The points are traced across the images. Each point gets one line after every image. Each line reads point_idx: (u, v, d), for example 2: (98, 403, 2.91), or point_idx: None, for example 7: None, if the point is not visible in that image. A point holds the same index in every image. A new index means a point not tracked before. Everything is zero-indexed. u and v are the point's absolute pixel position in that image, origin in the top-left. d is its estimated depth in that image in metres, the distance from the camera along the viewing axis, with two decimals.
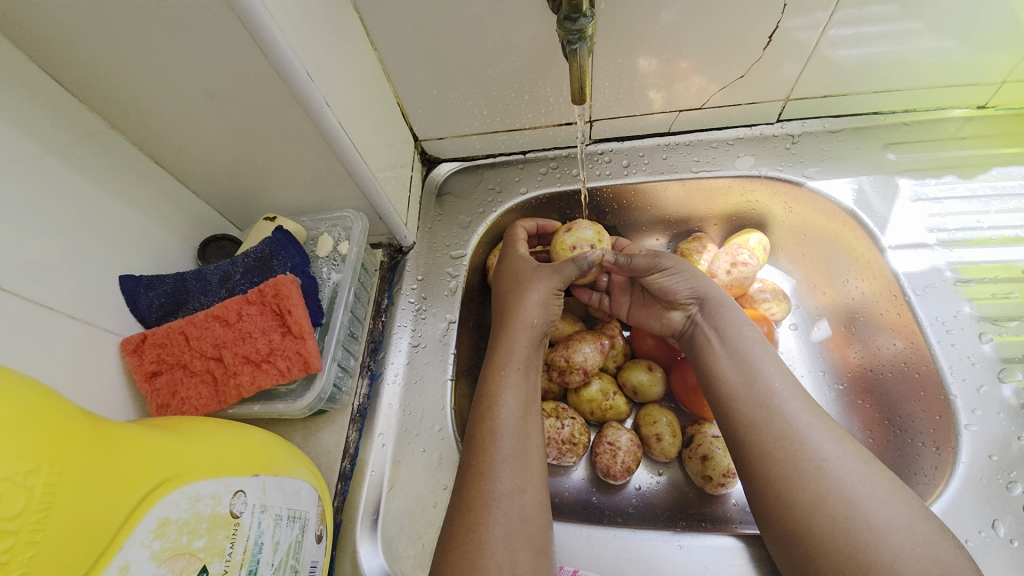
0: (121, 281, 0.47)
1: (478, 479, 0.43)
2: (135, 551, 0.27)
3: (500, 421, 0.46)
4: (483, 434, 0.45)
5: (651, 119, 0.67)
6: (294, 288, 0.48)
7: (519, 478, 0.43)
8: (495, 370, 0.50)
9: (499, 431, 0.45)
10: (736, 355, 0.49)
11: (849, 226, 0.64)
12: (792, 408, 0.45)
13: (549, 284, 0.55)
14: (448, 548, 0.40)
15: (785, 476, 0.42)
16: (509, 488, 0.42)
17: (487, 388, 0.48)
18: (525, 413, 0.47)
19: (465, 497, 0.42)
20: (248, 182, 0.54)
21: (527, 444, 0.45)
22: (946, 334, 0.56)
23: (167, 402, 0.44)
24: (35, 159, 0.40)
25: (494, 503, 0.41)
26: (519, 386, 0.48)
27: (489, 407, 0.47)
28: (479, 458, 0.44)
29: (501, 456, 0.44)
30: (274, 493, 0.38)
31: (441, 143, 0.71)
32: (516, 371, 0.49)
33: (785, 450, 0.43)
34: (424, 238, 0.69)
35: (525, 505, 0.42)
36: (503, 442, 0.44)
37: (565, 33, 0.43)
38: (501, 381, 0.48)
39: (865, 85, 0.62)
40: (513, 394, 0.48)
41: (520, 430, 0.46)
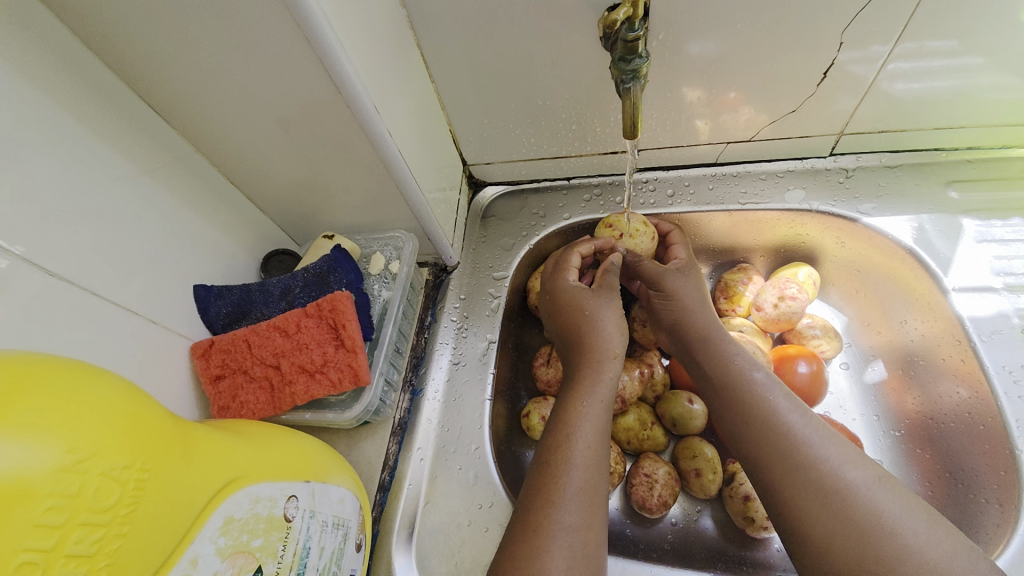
0: (195, 290, 0.51)
1: (546, 508, 0.42)
2: (204, 545, 0.30)
3: (575, 451, 0.46)
4: (557, 462, 0.45)
5: (698, 149, 0.68)
6: (349, 304, 0.50)
7: (587, 513, 0.43)
8: (572, 400, 0.50)
9: (573, 461, 0.45)
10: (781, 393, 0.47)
11: (908, 265, 0.61)
12: (829, 454, 0.42)
13: (615, 313, 0.56)
14: (507, 572, 0.40)
15: (818, 527, 0.39)
16: (575, 522, 0.42)
17: (564, 417, 0.49)
18: (599, 446, 0.47)
19: (530, 523, 0.42)
20: (311, 202, 0.58)
21: (598, 477, 0.45)
22: (1014, 385, 0.52)
23: (228, 405, 0.47)
24: (129, 178, 0.45)
25: (559, 534, 0.41)
26: (598, 418, 0.48)
27: (566, 435, 0.47)
28: (549, 486, 0.44)
29: (572, 488, 0.44)
30: (321, 499, 0.40)
31: (488, 168, 0.74)
32: (599, 403, 0.49)
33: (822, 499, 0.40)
34: (468, 258, 0.71)
35: (589, 542, 0.42)
36: (577, 473, 0.44)
37: (618, 74, 0.45)
38: (580, 411, 0.49)
39: (925, 121, 0.60)
40: (590, 426, 0.47)
41: (593, 463, 0.45)
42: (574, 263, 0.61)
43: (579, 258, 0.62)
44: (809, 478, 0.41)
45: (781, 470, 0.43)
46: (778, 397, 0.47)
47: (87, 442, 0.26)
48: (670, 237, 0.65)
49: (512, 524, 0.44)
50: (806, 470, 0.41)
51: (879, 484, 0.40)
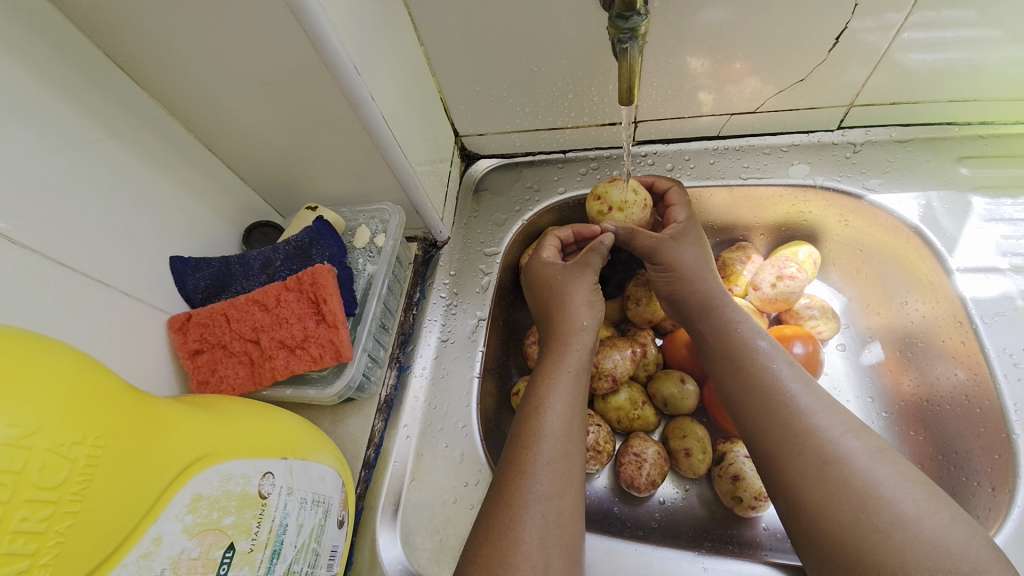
0: (172, 261, 0.49)
1: (519, 478, 0.42)
2: (168, 523, 0.29)
3: (546, 422, 0.45)
4: (527, 434, 0.45)
5: (700, 121, 0.65)
6: (330, 278, 0.48)
7: (559, 483, 0.42)
8: (544, 373, 0.49)
9: (543, 432, 0.44)
10: (789, 367, 0.46)
11: (912, 244, 0.59)
12: (837, 432, 0.41)
13: (588, 284, 0.55)
14: (481, 544, 0.40)
15: (815, 503, 0.38)
16: (547, 491, 0.41)
17: (535, 389, 0.48)
18: (571, 416, 0.46)
19: (503, 494, 0.42)
20: (293, 171, 0.56)
21: (570, 448, 0.44)
22: (1013, 367, 0.51)
23: (207, 380, 0.46)
24: (96, 144, 0.43)
25: (532, 503, 0.40)
26: (568, 389, 0.48)
27: (536, 408, 0.46)
28: (521, 457, 0.43)
29: (543, 457, 0.43)
30: (300, 476, 0.39)
31: (481, 139, 0.71)
32: (566, 374, 0.49)
33: (827, 478, 0.38)
34: (459, 233, 0.69)
35: (562, 511, 0.41)
36: (547, 443, 0.44)
37: (616, 32, 0.42)
38: (550, 383, 0.48)
39: (940, 93, 0.57)
40: (562, 398, 0.47)
41: (565, 434, 0.45)
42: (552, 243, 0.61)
43: (556, 241, 0.61)
44: (814, 446, 0.40)
45: (789, 448, 0.41)
46: (784, 372, 0.46)
47: (31, 417, 0.24)
48: (669, 197, 0.62)
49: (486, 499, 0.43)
50: (815, 444, 0.40)
51: (887, 464, 0.38)
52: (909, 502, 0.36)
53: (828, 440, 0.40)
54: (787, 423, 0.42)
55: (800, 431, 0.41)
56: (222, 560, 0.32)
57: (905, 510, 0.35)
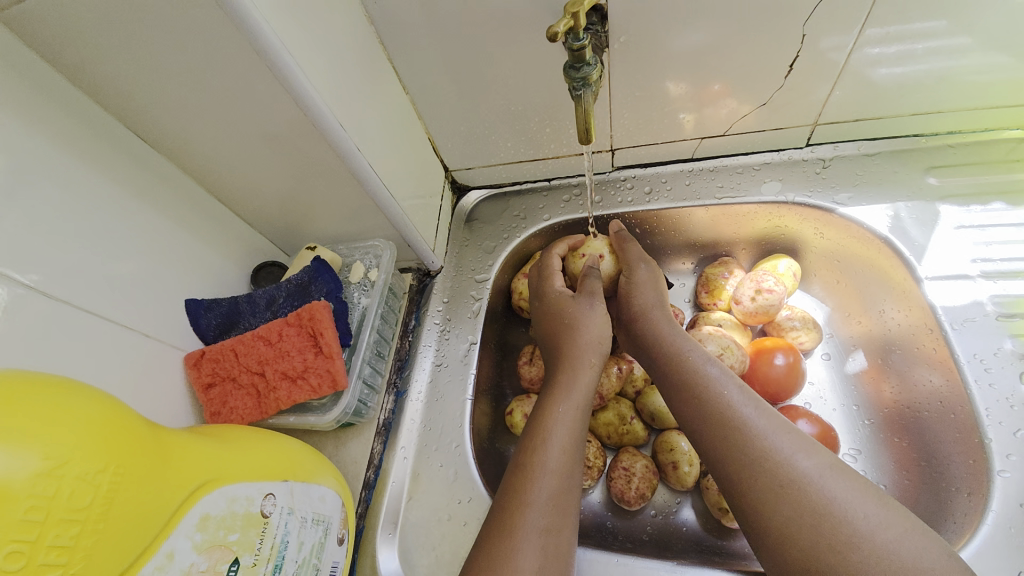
0: (186, 304, 0.54)
1: (519, 510, 0.44)
2: (179, 541, 0.33)
3: (549, 456, 0.48)
4: (531, 468, 0.47)
5: (674, 146, 0.69)
6: (326, 313, 0.53)
7: (554, 515, 0.45)
8: (549, 403, 0.52)
9: (546, 465, 0.47)
10: (739, 390, 0.47)
11: (884, 254, 0.61)
12: (793, 451, 0.42)
13: (598, 316, 0.58)
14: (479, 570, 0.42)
15: (775, 528, 0.39)
16: (543, 524, 0.44)
17: (540, 422, 0.50)
18: (572, 449, 0.49)
19: (501, 525, 0.44)
20: (295, 216, 0.61)
21: (568, 482, 0.47)
22: (983, 373, 0.51)
23: (219, 410, 0.51)
24: (120, 203, 0.49)
25: (530, 536, 0.43)
26: (571, 422, 0.50)
27: (540, 442, 0.49)
28: (523, 490, 0.46)
29: (542, 491, 0.46)
30: (301, 497, 0.43)
31: (470, 173, 0.76)
32: (572, 409, 0.51)
33: (783, 501, 0.40)
34: (452, 262, 0.74)
35: (557, 543, 0.44)
36: (547, 477, 0.46)
37: (570, 81, 0.46)
38: (555, 417, 0.50)
39: (899, 107, 0.60)
40: (565, 431, 0.49)
41: (565, 467, 0.48)
42: (556, 269, 0.64)
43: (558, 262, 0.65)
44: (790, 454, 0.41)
45: (747, 471, 0.42)
46: (735, 397, 0.47)
47: (61, 451, 0.29)
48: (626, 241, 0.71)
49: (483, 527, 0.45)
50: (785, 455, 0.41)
51: (840, 480, 0.40)
52: (864, 519, 0.38)
53: (780, 462, 0.41)
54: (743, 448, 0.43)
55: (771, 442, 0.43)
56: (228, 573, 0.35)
57: (859, 526, 0.37)
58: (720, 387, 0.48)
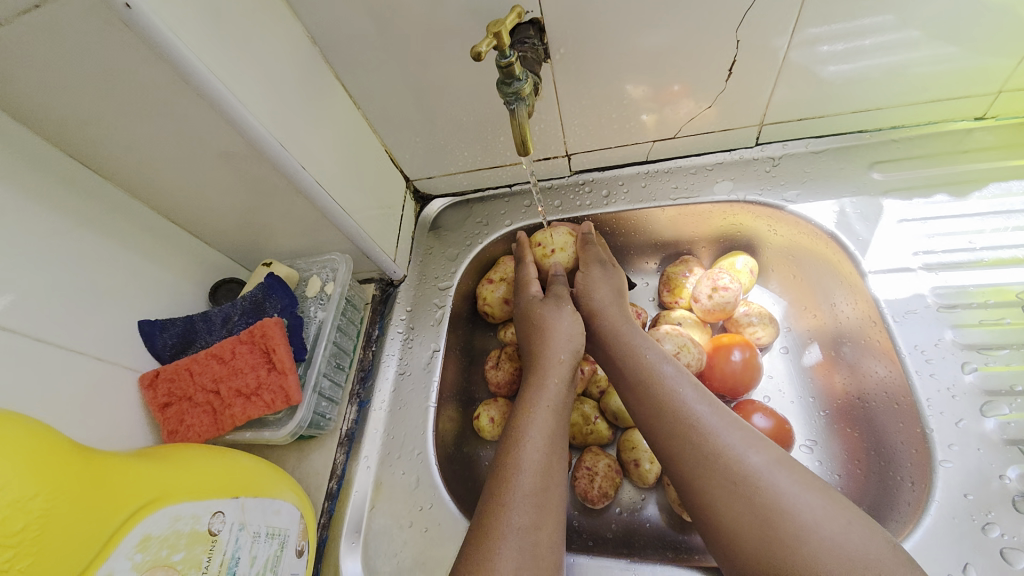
0: (140, 325, 0.55)
1: (498, 512, 0.45)
2: (119, 561, 0.34)
3: (524, 456, 0.49)
4: (507, 469, 0.48)
5: (627, 149, 0.70)
6: (278, 330, 0.53)
7: (535, 514, 0.45)
8: (525, 405, 0.53)
9: (522, 465, 0.48)
10: (694, 389, 0.49)
11: (831, 248, 0.62)
12: (741, 450, 0.44)
13: (567, 317, 0.59)
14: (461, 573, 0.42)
15: (727, 527, 0.41)
16: (523, 523, 0.44)
17: (515, 424, 0.52)
18: (550, 448, 0.50)
19: (481, 528, 0.45)
20: (251, 233, 0.62)
21: (548, 482, 0.48)
22: (925, 363, 0.52)
23: (175, 429, 0.51)
24: (67, 230, 0.49)
25: (510, 536, 0.43)
26: (545, 420, 0.51)
27: (515, 443, 0.50)
28: (501, 492, 0.47)
29: (520, 490, 0.46)
30: (253, 513, 0.44)
31: (431, 182, 0.77)
32: (544, 408, 0.52)
33: (737, 497, 0.41)
34: (415, 271, 0.75)
35: (539, 541, 0.44)
36: (524, 476, 0.47)
37: (503, 96, 0.46)
38: (529, 418, 0.51)
39: (841, 106, 0.61)
40: (540, 430, 0.50)
41: (543, 465, 0.48)
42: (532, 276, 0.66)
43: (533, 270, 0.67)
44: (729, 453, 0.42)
45: (704, 471, 0.44)
46: (689, 396, 0.48)
47: None
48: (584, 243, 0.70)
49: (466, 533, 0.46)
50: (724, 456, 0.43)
51: (787, 475, 0.42)
52: (808, 511, 0.39)
53: (732, 459, 0.43)
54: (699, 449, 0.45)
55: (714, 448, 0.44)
56: None
57: None
58: (674, 388, 0.49)
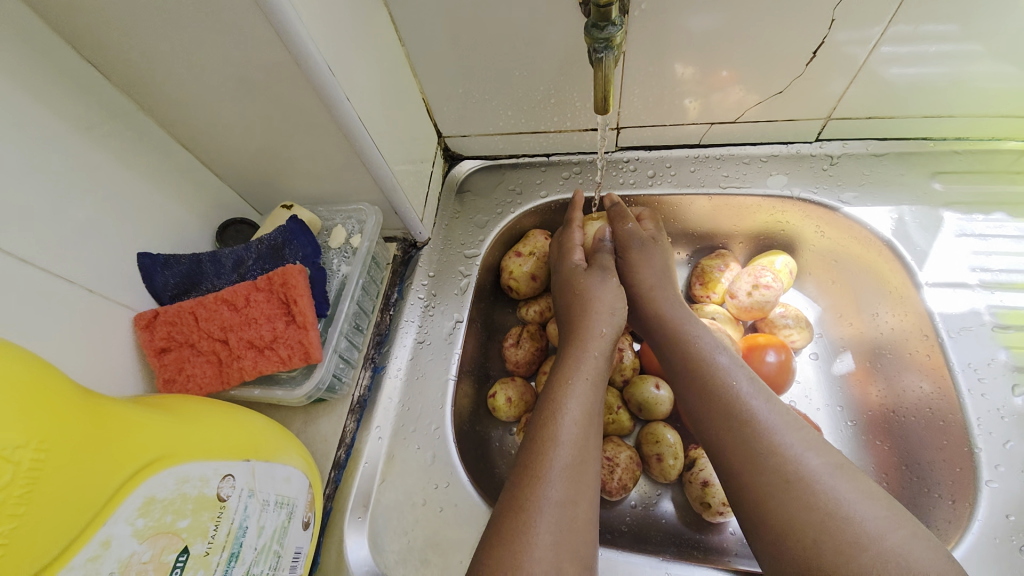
0: (138, 258, 0.48)
1: (532, 482, 0.40)
2: (118, 526, 0.29)
3: (562, 428, 0.43)
4: (543, 440, 0.43)
5: (682, 129, 0.65)
6: (301, 279, 0.48)
7: (573, 489, 0.40)
8: (561, 375, 0.48)
9: (560, 438, 0.43)
10: (750, 383, 0.46)
11: (884, 256, 0.60)
12: (799, 451, 0.41)
13: (609, 290, 0.55)
14: (492, 545, 0.38)
15: (774, 527, 0.39)
16: (561, 497, 0.40)
17: (552, 394, 0.47)
18: (588, 421, 0.45)
19: (514, 501, 0.40)
20: (270, 169, 0.55)
21: (586, 457, 0.43)
22: (978, 382, 0.50)
23: (174, 378, 0.45)
24: (63, 137, 0.42)
25: (545, 509, 0.39)
26: (586, 395, 0.46)
27: (553, 414, 0.45)
28: (536, 463, 0.42)
29: (559, 463, 0.41)
30: (263, 478, 0.39)
31: (465, 140, 0.71)
32: (584, 381, 0.47)
33: (789, 498, 0.39)
34: (440, 234, 0.69)
35: (576, 517, 0.39)
36: (563, 450, 0.42)
37: (590, 42, 0.41)
38: (568, 389, 0.46)
39: (912, 109, 0.58)
40: (578, 403, 0.45)
41: (582, 440, 0.43)
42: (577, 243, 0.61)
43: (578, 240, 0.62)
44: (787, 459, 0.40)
45: (751, 467, 0.41)
46: (746, 390, 0.45)
47: None
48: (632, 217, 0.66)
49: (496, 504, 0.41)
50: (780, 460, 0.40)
51: (841, 483, 0.39)
52: (865, 523, 0.36)
53: (784, 460, 0.40)
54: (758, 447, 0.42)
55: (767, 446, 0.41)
56: (176, 563, 0.32)
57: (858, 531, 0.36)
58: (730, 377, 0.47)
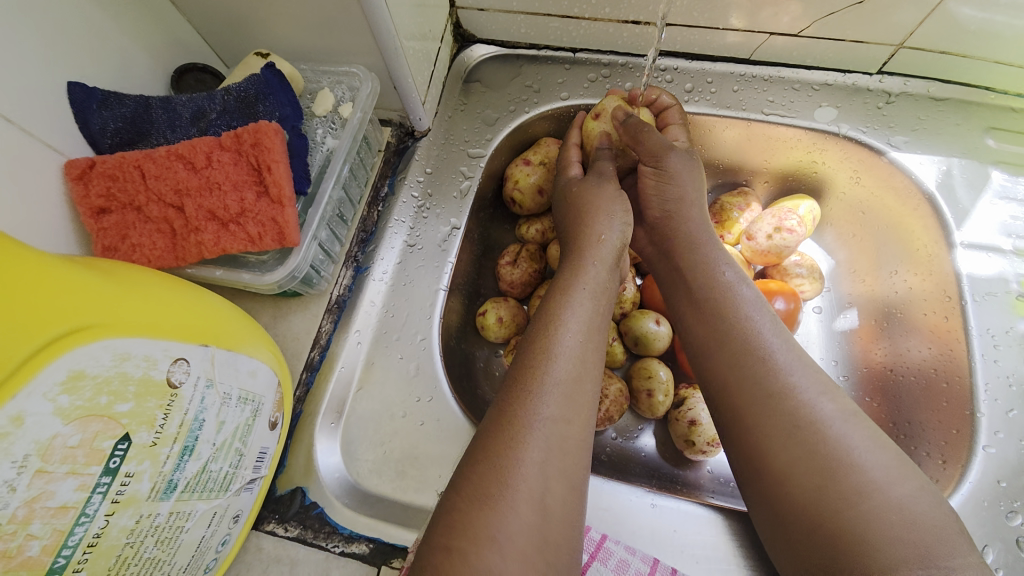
0: (69, 88, 0.38)
1: (522, 397, 0.36)
2: (34, 402, 0.23)
3: (560, 343, 0.39)
4: (536, 352, 0.39)
5: (734, 37, 0.57)
6: (278, 141, 0.40)
7: (567, 407, 0.36)
8: (562, 287, 0.43)
9: (556, 351, 0.38)
10: (769, 322, 0.43)
11: (919, 212, 0.56)
12: (812, 395, 0.38)
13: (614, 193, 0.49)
14: (476, 457, 0.34)
15: (778, 470, 0.37)
16: (554, 414, 0.35)
17: (549, 307, 0.42)
18: (588, 338, 0.40)
19: (503, 413, 0.36)
20: (243, 4, 0.44)
21: (583, 374, 0.38)
22: (991, 348, 0.49)
23: (115, 246, 0.37)
24: None
25: (536, 425, 0.35)
26: (587, 310, 0.42)
27: (550, 326, 0.40)
28: (527, 375, 0.37)
29: (552, 378, 0.37)
30: (225, 369, 0.33)
31: (481, 17, 0.60)
32: (585, 295, 0.43)
33: (795, 443, 0.37)
34: (441, 126, 0.60)
35: (568, 437, 0.35)
36: (558, 364, 0.38)
37: None
38: (568, 302, 0.42)
39: (993, 49, 0.51)
40: (577, 317, 0.41)
41: (580, 356, 0.39)
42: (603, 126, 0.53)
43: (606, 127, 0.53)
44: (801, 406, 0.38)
45: (762, 409, 0.39)
46: (764, 326, 0.42)
47: None
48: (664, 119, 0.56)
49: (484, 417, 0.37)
50: (793, 404, 0.38)
51: (856, 429, 0.36)
52: (875, 470, 0.34)
53: (796, 407, 0.38)
54: (767, 389, 0.39)
55: (781, 390, 0.39)
56: (114, 451, 0.27)
57: (869, 478, 0.34)
58: (749, 315, 0.43)
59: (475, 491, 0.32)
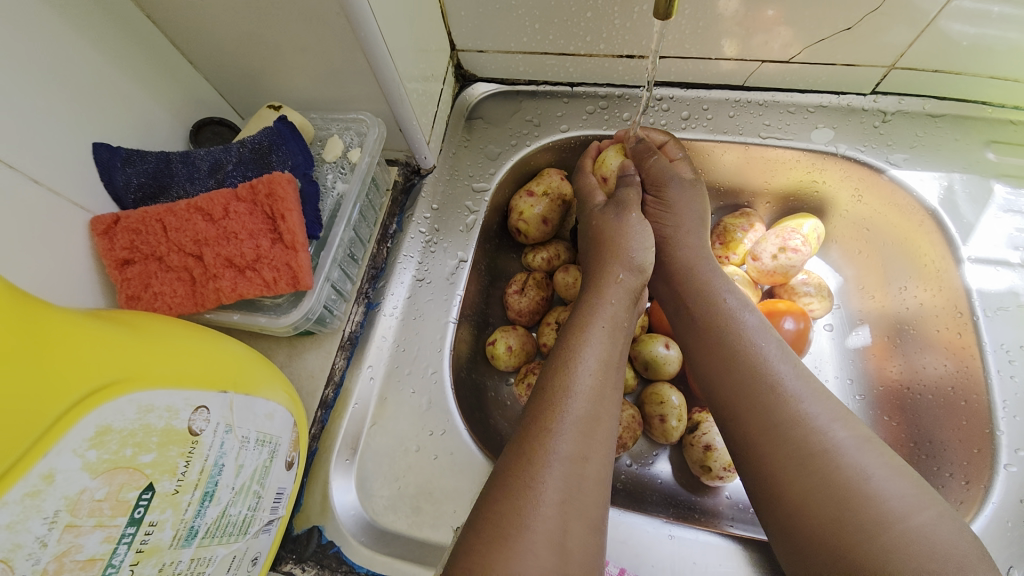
0: (95, 150, 0.40)
1: (541, 436, 0.36)
2: (64, 459, 0.24)
3: (576, 379, 0.39)
4: (553, 389, 0.39)
5: (727, 66, 0.58)
6: (290, 190, 0.41)
7: (584, 445, 0.36)
8: (578, 324, 0.44)
9: (573, 388, 0.39)
10: (773, 348, 0.43)
11: (925, 228, 0.56)
12: (824, 422, 0.38)
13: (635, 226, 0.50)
14: (493, 497, 0.34)
15: (790, 502, 0.36)
16: (571, 452, 0.36)
17: (566, 343, 0.43)
18: (605, 374, 0.41)
19: (519, 451, 0.36)
20: (256, 61, 0.47)
21: (601, 410, 0.39)
22: (1007, 364, 0.49)
23: (139, 296, 0.39)
24: None
25: (554, 464, 0.35)
26: (603, 345, 0.42)
27: (566, 362, 0.41)
28: (544, 413, 0.38)
29: (569, 416, 0.37)
30: (243, 414, 0.34)
31: (481, 57, 0.62)
32: (601, 330, 0.43)
33: (810, 471, 0.36)
34: (446, 163, 0.62)
35: (585, 476, 0.35)
36: (576, 402, 0.38)
37: None
38: (584, 337, 0.42)
39: (984, 66, 0.52)
40: (594, 353, 0.41)
41: (597, 393, 0.39)
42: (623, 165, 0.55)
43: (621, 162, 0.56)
44: (815, 432, 0.38)
45: (775, 436, 0.39)
46: (773, 354, 0.42)
47: None
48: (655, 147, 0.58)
49: (500, 455, 0.37)
50: (805, 432, 0.38)
51: (872, 457, 0.36)
52: (895, 500, 0.34)
53: (808, 433, 0.38)
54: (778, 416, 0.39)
55: (793, 416, 0.39)
56: (138, 502, 0.27)
57: (890, 507, 0.33)
58: (756, 341, 0.43)
59: (494, 531, 0.32)
